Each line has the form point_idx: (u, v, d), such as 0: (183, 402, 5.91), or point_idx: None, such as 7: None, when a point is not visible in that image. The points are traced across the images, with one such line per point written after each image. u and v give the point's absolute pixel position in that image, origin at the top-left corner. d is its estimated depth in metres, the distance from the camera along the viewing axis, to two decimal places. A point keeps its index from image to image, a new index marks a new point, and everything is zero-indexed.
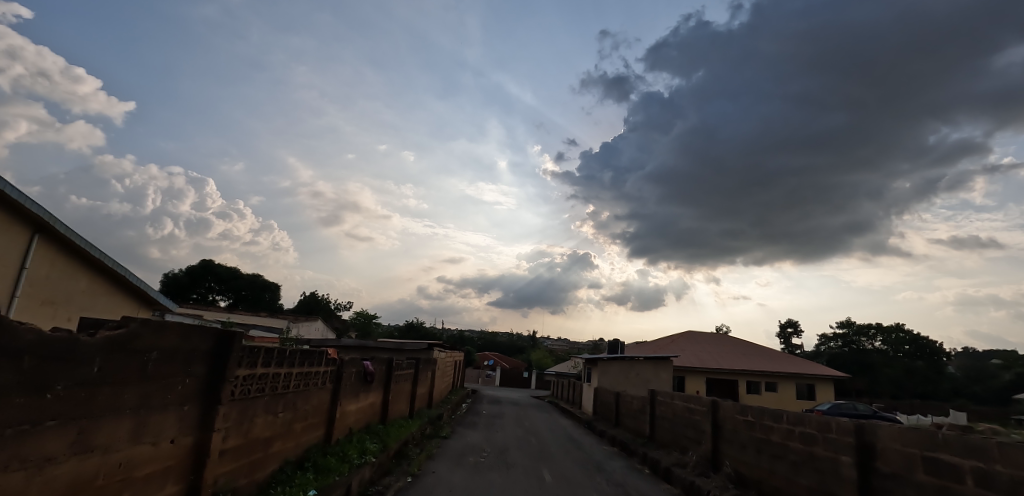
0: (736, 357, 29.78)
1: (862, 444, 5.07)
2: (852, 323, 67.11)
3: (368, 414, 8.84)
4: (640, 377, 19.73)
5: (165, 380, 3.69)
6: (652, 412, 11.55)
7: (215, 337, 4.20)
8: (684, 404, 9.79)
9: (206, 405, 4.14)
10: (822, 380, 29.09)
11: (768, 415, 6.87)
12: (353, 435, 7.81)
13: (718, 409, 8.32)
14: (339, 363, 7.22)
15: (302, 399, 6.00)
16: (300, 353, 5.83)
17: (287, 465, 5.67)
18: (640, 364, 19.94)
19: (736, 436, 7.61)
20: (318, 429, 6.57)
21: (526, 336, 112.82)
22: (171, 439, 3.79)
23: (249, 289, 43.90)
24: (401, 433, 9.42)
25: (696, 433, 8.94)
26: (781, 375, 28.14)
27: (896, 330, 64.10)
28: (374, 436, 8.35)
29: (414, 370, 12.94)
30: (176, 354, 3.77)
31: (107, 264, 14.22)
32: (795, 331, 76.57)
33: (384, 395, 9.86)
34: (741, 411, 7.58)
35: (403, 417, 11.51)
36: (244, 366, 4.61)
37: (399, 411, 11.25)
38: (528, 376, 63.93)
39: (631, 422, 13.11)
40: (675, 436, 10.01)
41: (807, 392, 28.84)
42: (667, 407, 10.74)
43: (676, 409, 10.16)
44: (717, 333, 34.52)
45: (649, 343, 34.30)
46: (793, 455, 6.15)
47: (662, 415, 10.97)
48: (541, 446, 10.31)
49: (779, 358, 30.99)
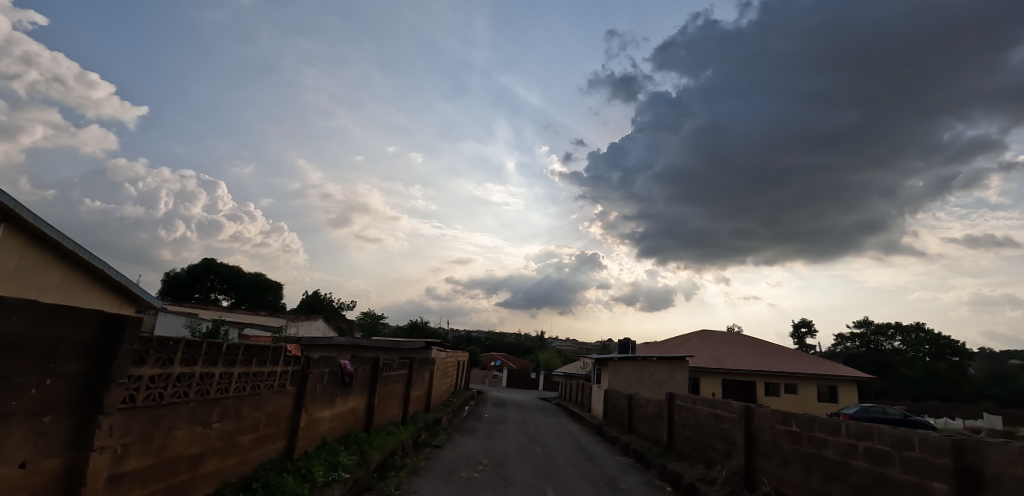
0: (753, 357, 28.33)
1: (964, 467, 3.89)
2: (869, 323, 65.02)
3: (348, 422, 7.77)
4: (654, 378, 18.48)
5: (7, 381, 2.61)
6: (670, 418, 10.37)
7: (97, 324, 3.14)
8: (708, 410, 8.61)
9: (81, 416, 3.07)
10: (844, 381, 27.56)
11: (820, 426, 5.65)
12: (326, 446, 6.74)
13: (752, 416, 7.13)
14: (305, 362, 6.15)
15: (249, 406, 4.94)
16: (246, 348, 4.77)
17: (227, 488, 4.61)
18: (653, 364, 18.67)
19: (776, 449, 6.43)
20: (276, 441, 5.52)
21: (535, 336, 111.87)
22: (21, 463, 2.69)
23: (251, 288, 43.21)
24: (388, 443, 8.33)
25: (725, 444, 7.74)
26: (801, 377, 26.69)
27: (916, 329, 61.98)
28: (352, 447, 7.24)
29: (408, 372, 11.84)
30: (25, 344, 2.70)
31: (82, 256, 13.40)
32: (809, 331, 74.59)
33: (369, 400, 8.79)
34: (783, 420, 6.37)
35: (394, 422, 10.45)
36: (151, 364, 3.59)
37: (388, 417, 10.15)
38: (535, 377, 62.73)
39: (646, 428, 11.96)
40: (699, 447, 8.79)
41: (829, 394, 27.34)
42: (688, 413, 9.55)
43: (699, 415, 8.99)
44: (731, 333, 33.10)
45: (661, 343, 32.98)
46: (857, 476, 5.00)
47: (683, 422, 9.77)
48: (546, 457, 9.14)
49: (798, 358, 29.55)
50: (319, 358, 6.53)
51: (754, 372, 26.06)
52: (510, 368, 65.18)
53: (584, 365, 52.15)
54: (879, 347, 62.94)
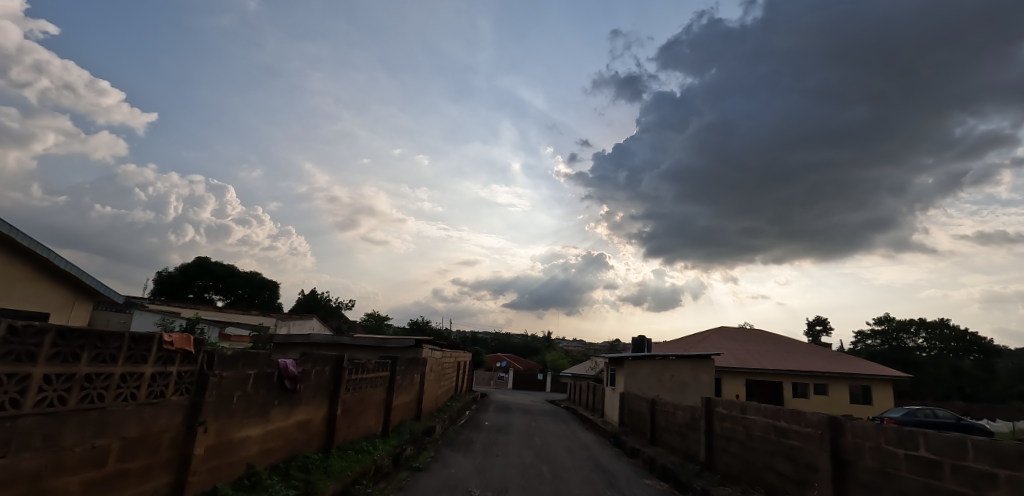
0: (777, 355, 26.19)
1: None
2: (892, 320, 62.07)
3: (294, 441, 5.94)
4: (675, 380, 16.36)
5: None
6: (708, 430, 8.44)
7: None
8: (767, 421, 6.69)
9: None
10: (879, 381, 25.30)
11: (979, 453, 3.75)
12: (245, 478, 4.88)
13: (839, 432, 5.22)
14: (208, 359, 4.30)
15: (75, 428, 3.11)
16: (58, 333, 2.92)
17: None
18: (674, 364, 16.57)
19: (889, 481, 4.51)
20: (143, 479, 3.67)
21: (542, 338, 109.51)
22: None
23: (246, 287, 41.52)
24: (351, 466, 6.48)
25: (795, 469, 5.86)
26: (832, 376, 24.54)
27: (940, 326, 59.17)
28: (291, 478, 5.38)
29: (392, 374, 9.97)
30: None
31: (20, 242, 11.70)
32: (826, 329, 71.75)
33: (331, 410, 6.97)
34: (899, 440, 4.47)
35: (369, 435, 8.59)
36: None
37: (362, 430, 8.30)
38: (542, 378, 60.66)
39: (674, 438, 10.03)
40: (755, 470, 6.85)
41: (862, 395, 25.08)
42: (735, 424, 7.59)
43: (751, 426, 7.07)
44: (753, 329, 30.81)
45: (678, 342, 30.82)
46: None
47: (726, 435, 7.84)
48: (557, 483, 7.23)
49: (827, 356, 27.36)
50: (235, 355, 4.68)
51: (781, 371, 23.89)
52: (517, 370, 63.18)
53: (594, 364, 50.14)
54: (903, 345, 60.20)
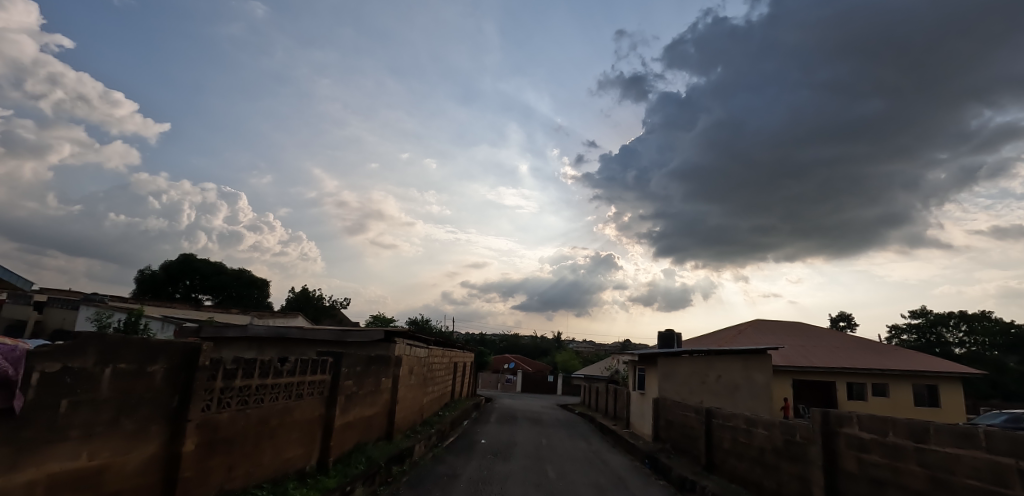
0: (825, 351, 22.63)
1: None
2: (928, 313, 57.55)
3: None
4: (723, 382, 12.91)
5: None
6: (829, 461, 5.21)
7: None
8: (1002, 459, 3.49)
9: None
10: (945, 379, 21.61)
11: None
12: None
13: None
14: None
15: None
16: None
17: None
18: (719, 362, 13.18)
19: None
20: None
21: (552, 339, 106.25)
22: None
23: (234, 287, 38.68)
24: None
25: None
26: (893, 374, 20.95)
27: (981, 318, 54.43)
28: None
29: (333, 378, 6.77)
30: None
31: None
32: (852, 325, 67.57)
33: (172, 445, 3.85)
34: None
35: (283, 476, 5.47)
36: None
37: (267, 469, 5.17)
38: (552, 381, 57.18)
39: (753, 470, 6.81)
40: None
41: (926, 395, 21.45)
42: (897, 459, 4.38)
43: (957, 466, 3.81)
44: (791, 322, 27.21)
45: (707, 337, 27.45)
46: None
47: (875, 476, 4.59)
48: None
49: (880, 352, 23.68)
50: None
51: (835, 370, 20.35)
52: (527, 372, 59.84)
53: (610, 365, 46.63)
54: (942, 340, 55.64)
